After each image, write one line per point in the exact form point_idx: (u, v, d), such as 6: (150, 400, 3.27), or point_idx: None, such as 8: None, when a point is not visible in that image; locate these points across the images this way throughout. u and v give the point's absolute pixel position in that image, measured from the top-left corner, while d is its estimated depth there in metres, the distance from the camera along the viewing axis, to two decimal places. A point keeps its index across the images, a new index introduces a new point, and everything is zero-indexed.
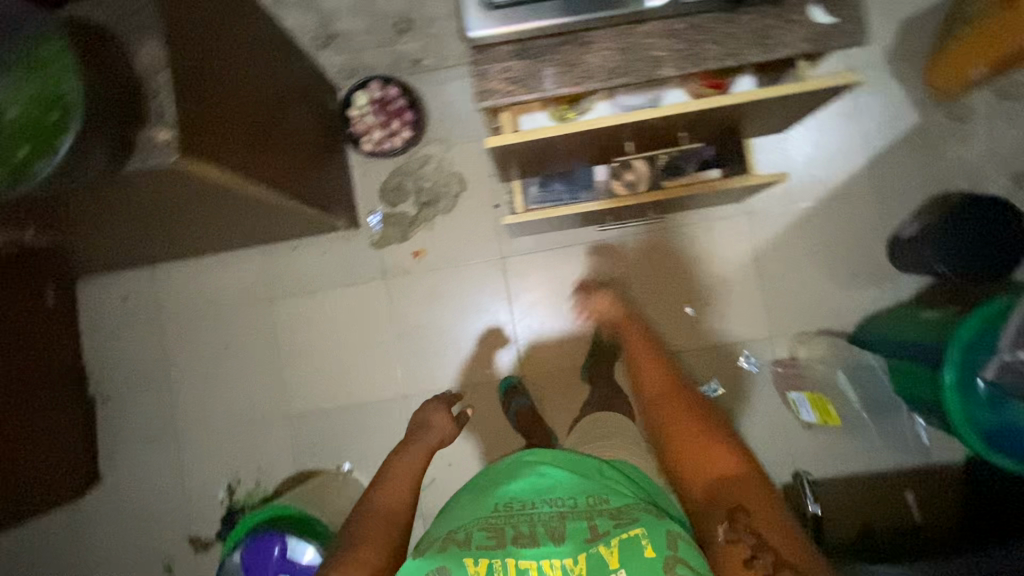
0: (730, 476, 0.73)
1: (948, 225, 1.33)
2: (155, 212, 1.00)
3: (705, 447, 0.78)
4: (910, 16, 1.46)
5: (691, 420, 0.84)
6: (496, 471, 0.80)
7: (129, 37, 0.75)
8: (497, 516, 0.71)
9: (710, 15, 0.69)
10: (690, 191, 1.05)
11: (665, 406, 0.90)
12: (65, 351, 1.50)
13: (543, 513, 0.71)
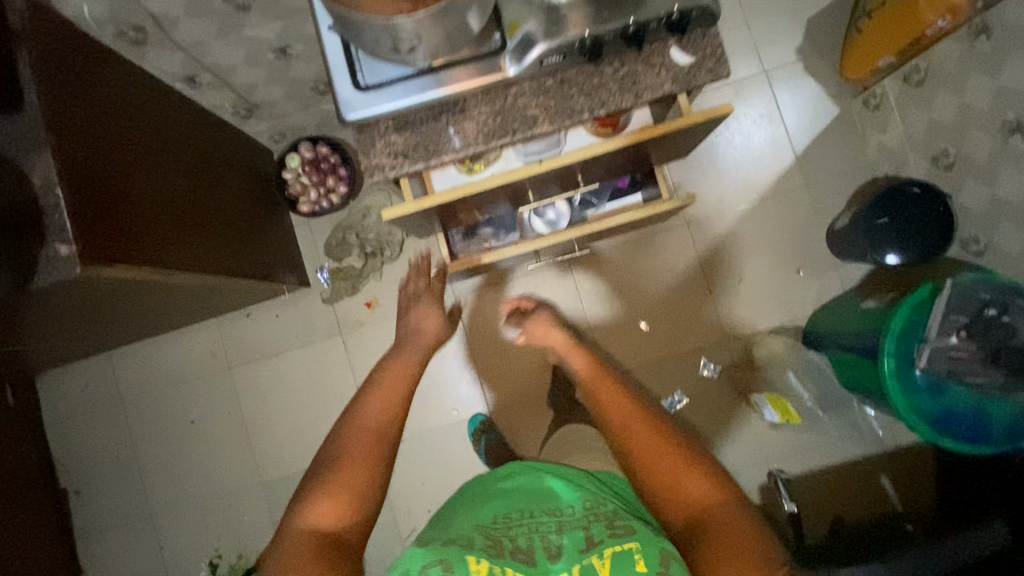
0: (705, 512, 0.67)
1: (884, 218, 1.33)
2: (87, 312, 1.01)
3: (683, 470, 0.71)
4: (816, 14, 1.50)
5: (656, 442, 0.74)
6: (497, 491, 0.82)
7: (22, 159, 0.76)
8: (495, 528, 0.72)
9: (575, 70, 0.71)
10: (608, 225, 1.08)
11: (625, 426, 0.77)
12: (31, 448, 1.49)
13: (536, 523, 0.73)
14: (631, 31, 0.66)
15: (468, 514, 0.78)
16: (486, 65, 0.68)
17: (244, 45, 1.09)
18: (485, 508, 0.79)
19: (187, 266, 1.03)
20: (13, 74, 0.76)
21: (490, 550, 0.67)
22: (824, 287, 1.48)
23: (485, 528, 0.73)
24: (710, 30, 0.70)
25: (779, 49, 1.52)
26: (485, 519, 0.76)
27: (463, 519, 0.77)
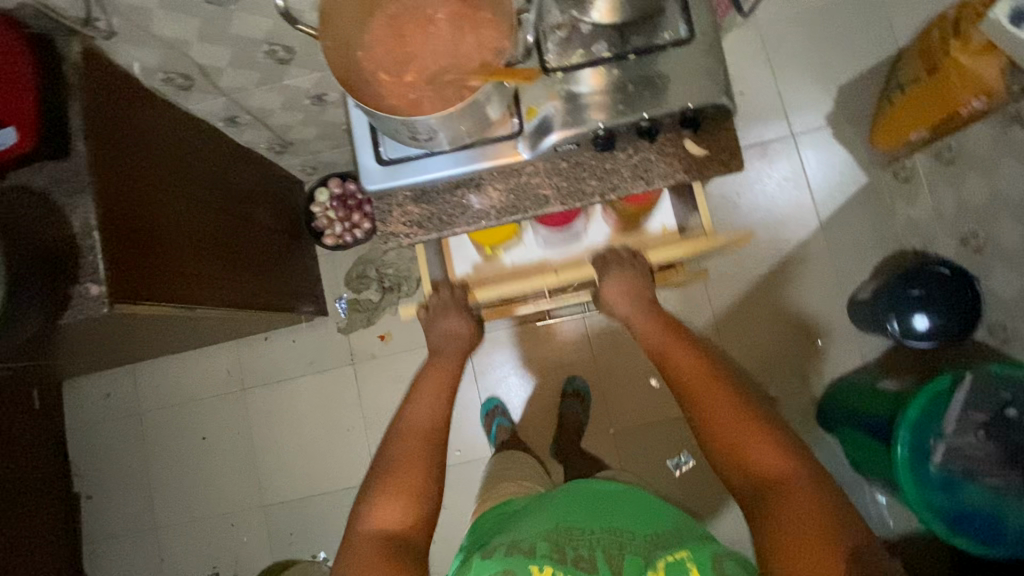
0: (776, 477, 0.63)
1: (911, 293, 1.29)
2: (110, 338, 1.05)
3: (752, 434, 0.67)
4: (848, 82, 1.49)
5: (724, 403, 0.70)
6: (553, 501, 0.81)
7: (63, 201, 0.81)
8: (556, 534, 0.71)
9: (588, 155, 0.73)
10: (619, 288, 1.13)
11: (693, 385, 0.73)
12: (50, 452, 1.55)
13: (599, 539, 0.71)
14: (643, 124, 0.69)
15: (526, 521, 0.77)
16: (502, 147, 0.70)
17: (284, 93, 1.15)
18: (549, 512, 0.78)
19: (209, 300, 1.08)
20: (64, 123, 0.81)
21: (554, 559, 0.66)
22: (841, 358, 1.45)
23: (546, 536, 0.71)
24: (725, 125, 0.72)
25: (807, 114, 1.51)
26: (550, 523, 0.75)
27: (524, 524, 0.76)
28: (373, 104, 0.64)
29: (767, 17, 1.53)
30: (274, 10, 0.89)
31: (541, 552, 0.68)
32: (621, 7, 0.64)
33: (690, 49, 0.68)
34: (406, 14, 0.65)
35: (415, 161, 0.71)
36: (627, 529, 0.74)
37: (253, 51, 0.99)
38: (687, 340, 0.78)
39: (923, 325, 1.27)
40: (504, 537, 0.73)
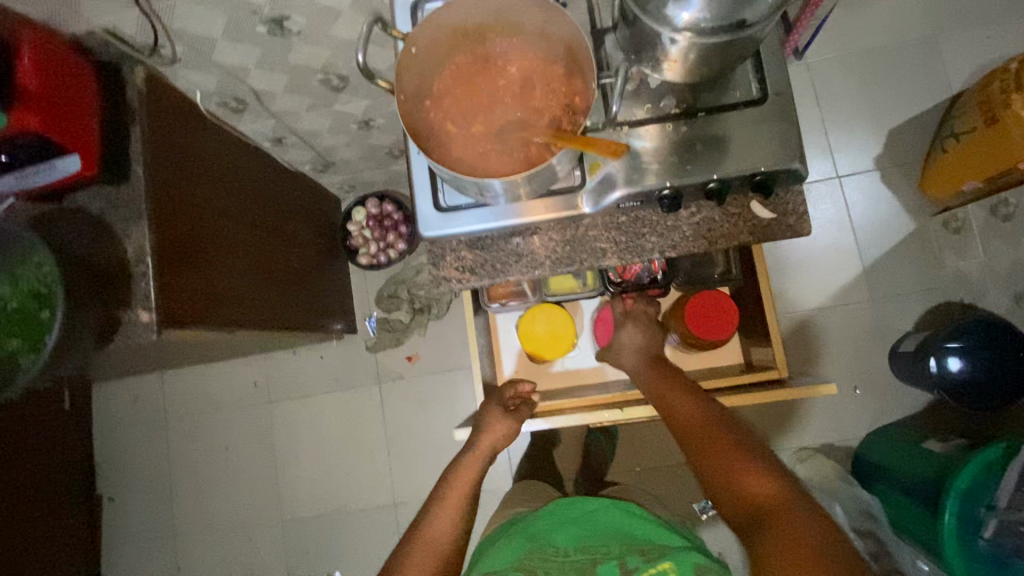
0: (758, 495, 0.65)
1: (970, 344, 1.23)
2: (149, 355, 1.06)
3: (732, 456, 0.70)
4: (899, 127, 1.46)
5: (724, 449, 0.71)
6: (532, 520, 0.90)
7: (119, 226, 0.81)
8: (530, 561, 0.79)
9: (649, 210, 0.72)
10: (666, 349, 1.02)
11: (694, 432, 0.75)
12: (76, 454, 1.57)
13: (570, 562, 0.79)
14: (712, 185, 0.66)
15: (501, 549, 0.84)
16: (563, 200, 0.69)
17: (333, 117, 1.15)
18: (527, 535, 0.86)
19: (248, 322, 1.08)
20: (123, 148, 0.82)
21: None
22: (879, 410, 1.41)
23: (516, 564, 0.79)
24: (794, 188, 0.70)
25: (855, 156, 1.48)
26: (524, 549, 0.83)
27: (503, 552, 0.83)
28: (438, 156, 0.63)
29: (818, 55, 1.50)
30: (335, 42, 0.89)
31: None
32: (692, 68, 0.62)
33: (763, 111, 0.66)
34: (478, 64, 0.64)
35: (469, 216, 0.70)
36: (597, 544, 0.82)
37: (308, 79, 0.99)
38: (692, 390, 0.80)
39: (957, 371, 1.22)
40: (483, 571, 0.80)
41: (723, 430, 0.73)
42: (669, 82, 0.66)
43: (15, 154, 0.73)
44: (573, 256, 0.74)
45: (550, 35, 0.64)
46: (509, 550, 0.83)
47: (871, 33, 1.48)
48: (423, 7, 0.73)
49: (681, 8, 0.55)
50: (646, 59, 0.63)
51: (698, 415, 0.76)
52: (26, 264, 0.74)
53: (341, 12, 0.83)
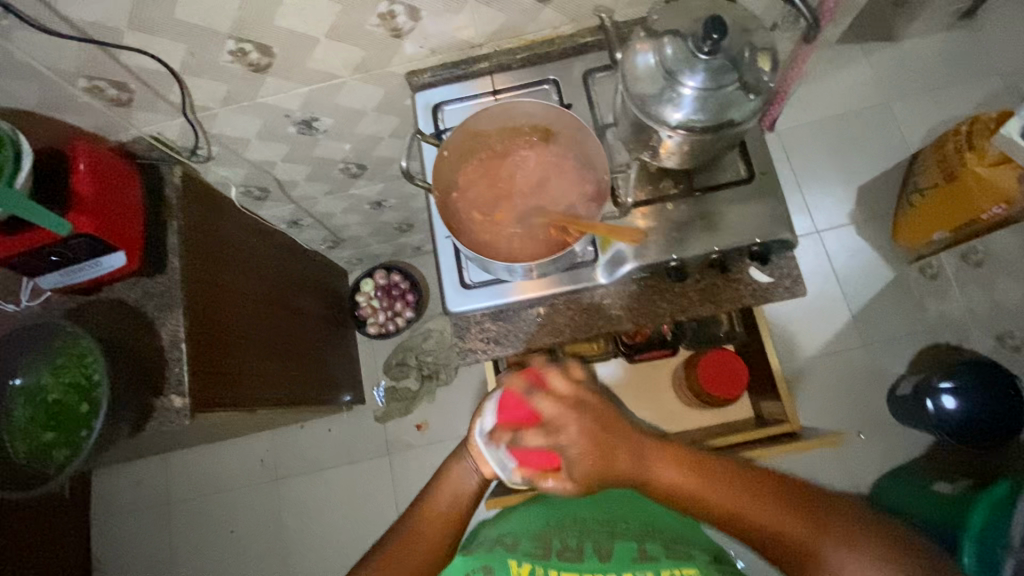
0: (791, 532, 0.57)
1: (969, 387, 1.27)
2: (171, 439, 1.07)
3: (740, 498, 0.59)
4: (868, 184, 1.59)
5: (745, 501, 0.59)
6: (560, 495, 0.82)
7: (156, 314, 0.85)
8: (549, 530, 0.72)
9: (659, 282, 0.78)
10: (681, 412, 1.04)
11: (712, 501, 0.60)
12: (72, 547, 1.51)
13: (589, 531, 0.72)
14: (714, 256, 0.74)
15: (516, 519, 0.78)
16: (580, 274, 0.75)
17: (348, 199, 1.23)
18: (552, 505, 0.79)
19: (267, 402, 1.11)
20: (163, 241, 0.87)
21: (537, 552, 0.67)
22: (885, 453, 1.44)
23: (534, 532, 0.72)
24: (786, 253, 0.77)
25: (831, 212, 1.59)
26: (546, 516, 0.76)
27: (520, 517, 0.77)
28: (467, 241, 0.69)
29: (787, 124, 1.65)
30: (357, 137, 0.98)
31: (527, 543, 0.69)
32: (688, 155, 0.70)
33: (752, 189, 0.75)
34: (500, 160, 0.72)
35: (493, 293, 0.76)
36: (623, 526, 0.73)
37: (329, 168, 1.07)
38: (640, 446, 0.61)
39: (957, 411, 1.26)
40: (496, 532, 0.75)
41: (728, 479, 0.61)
42: (669, 167, 0.74)
43: (63, 254, 0.77)
44: (591, 324, 0.79)
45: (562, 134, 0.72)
46: (528, 520, 0.76)
47: (831, 102, 1.64)
48: (443, 109, 0.83)
49: (674, 109, 0.64)
50: (645, 149, 0.72)
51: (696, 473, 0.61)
52: (66, 358, 0.78)
53: (365, 112, 0.92)
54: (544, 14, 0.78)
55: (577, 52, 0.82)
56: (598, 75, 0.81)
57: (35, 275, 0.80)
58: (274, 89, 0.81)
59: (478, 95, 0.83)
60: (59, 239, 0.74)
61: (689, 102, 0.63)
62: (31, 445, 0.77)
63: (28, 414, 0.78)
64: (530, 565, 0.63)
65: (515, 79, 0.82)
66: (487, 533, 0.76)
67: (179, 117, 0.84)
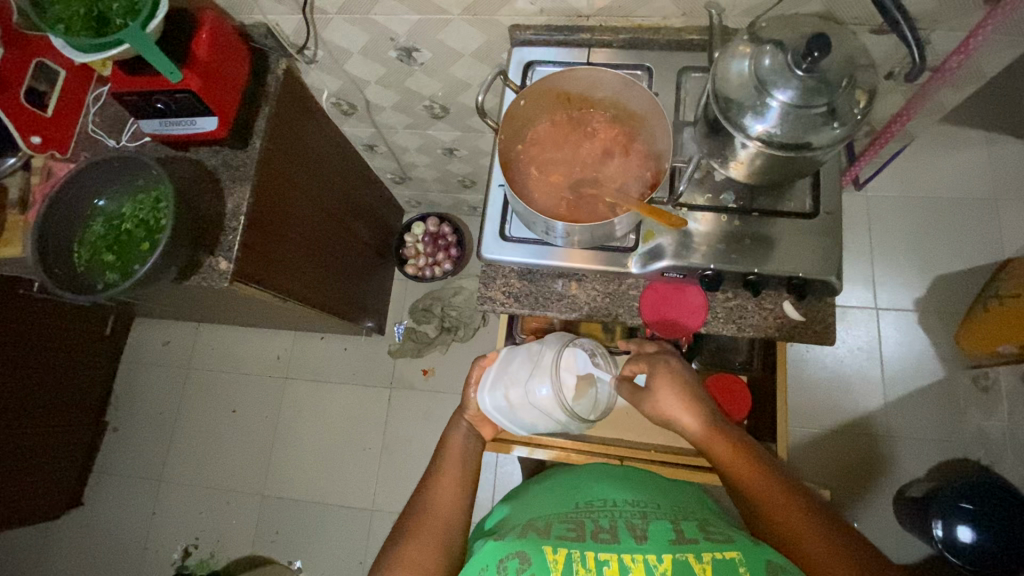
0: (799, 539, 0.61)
1: (983, 516, 1.20)
2: (208, 302, 1.17)
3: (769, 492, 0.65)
4: (945, 276, 1.50)
5: (788, 507, 0.63)
6: (581, 479, 0.83)
7: (227, 183, 0.93)
8: (577, 514, 0.73)
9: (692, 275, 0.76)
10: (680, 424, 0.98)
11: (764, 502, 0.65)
12: (97, 379, 1.66)
13: (619, 513, 0.72)
14: (751, 278, 0.73)
15: (546, 503, 0.79)
16: (614, 257, 0.76)
17: (424, 139, 1.28)
18: (583, 490, 0.80)
19: (301, 298, 1.19)
20: (251, 122, 0.95)
21: (571, 535, 0.67)
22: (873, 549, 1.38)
23: (565, 515, 0.73)
24: (826, 297, 0.76)
25: (896, 293, 1.51)
26: (577, 501, 0.77)
27: (548, 504, 0.79)
28: (519, 191, 0.71)
29: (879, 191, 1.57)
30: (449, 78, 1.02)
31: (558, 527, 0.69)
32: (757, 170, 0.69)
33: (812, 224, 0.74)
34: (570, 127, 0.74)
35: (527, 250, 0.78)
36: (656, 511, 0.72)
37: (416, 103, 1.13)
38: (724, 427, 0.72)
39: (973, 546, 1.19)
40: (521, 520, 0.75)
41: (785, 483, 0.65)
42: (733, 180, 0.74)
43: (168, 105, 0.85)
44: (611, 309, 0.80)
45: (636, 117, 0.74)
46: (554, 506, 0.78)
47: (933, 182, 1.55)
48: (535, 68, 0.85)
49: (756, 120, 0.63)
50: (713, 154, 0.71)
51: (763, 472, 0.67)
52: (144, 195, 0.88)
53: (462, 56, 0.95)
54: (657, 1, 0.78)
55: (679, 47, 0.82)
56: (692, 74, 0.81)
57: (139, 118, 0.88)
58: (388, 9, 0.86)
59: (572, 64, 0.85)
60: (167, 89, 0.81)
61: (772, 116, 0.62)
62: (93, 260, 0.86)
63: (100, 232, 0.87)
64: (566, 552, 0.63)
65: (610, 59, 0.84)
66: (516, 518, 0.79)
67: (299, 14, 0.90)
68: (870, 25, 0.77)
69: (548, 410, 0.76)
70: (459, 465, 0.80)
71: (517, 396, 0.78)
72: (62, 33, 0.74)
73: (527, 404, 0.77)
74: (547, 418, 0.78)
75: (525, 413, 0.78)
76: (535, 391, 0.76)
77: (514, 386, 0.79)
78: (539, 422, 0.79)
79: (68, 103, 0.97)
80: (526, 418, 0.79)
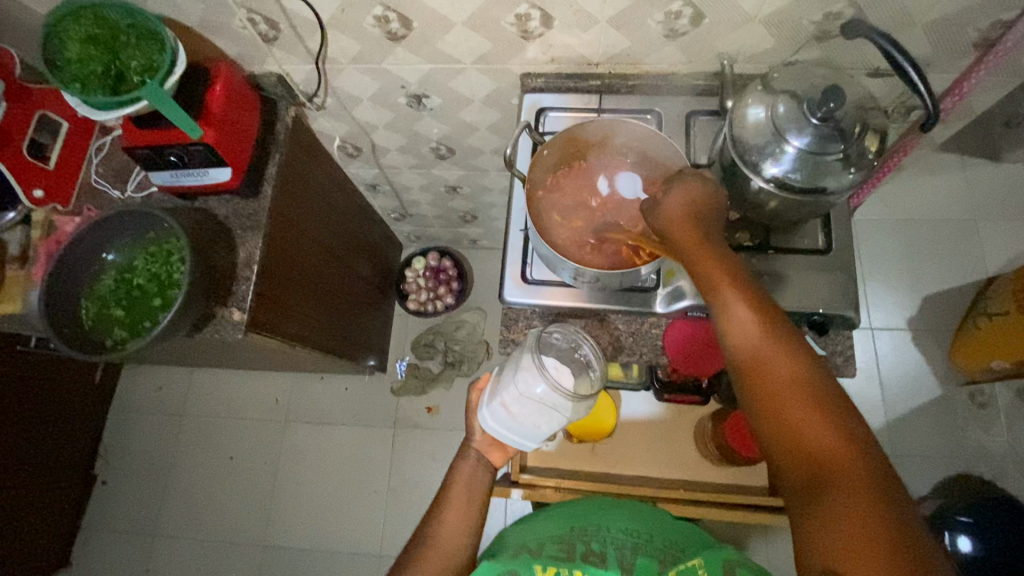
0: (815, 455, 0.51)
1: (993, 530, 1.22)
2: (211, 350, 1.15)
3: (798, 401, 0.53)
4: (934, 295, 1.55)
5: (793, 399, 0.53)
6: (577, 499, 0.87)
7: (240, 232, 0.92)
8: (570, 534, 0.78)
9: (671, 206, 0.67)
10: (700, 458, 0.99)
11: (812, 457, 0.51)
12: (86, 429, 1.60)
13: (611, 541, 0.77)
14: None
15: (542, 518, 0.83)
16: (639, 297, 0.77)
17: (428, 178, 1.29)
18: (576, 506, 0.84)
19: (307, 343, 1.17)
20: (262, 170, 0.94)
21: (561, 556, 0.73)
22: None
23: (557, 535, 0.78)
24: (842, 331, 0.78)
25: (889, 312, 1.56)
26: (570, 518, 0.81)
27: (540, 518, 0.83)
28: (544, 238, 0.72)
29: (866, 215, 1.63)
30: (457, 122, 1.04)
31: (551, 548, 0.75)
32: (774, 212, 0.72)
33: (825, 261, 0.76)
34: (590, 173, 0.76)
35: (550, 294, 0.79)
36: (645, 535, 0.78)
37: (422, 145, 1.14)
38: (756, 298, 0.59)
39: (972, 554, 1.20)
40: (516, 536, 0.80)
41: (861, 448, 0.50)
42: (749, 220, 0.76)
43: (180, 157, 0.84)
44: (634, 348, 0.81)
45: (655, 161, 0.76)
46: (550, 521, 0.81)
47: (917, 206, 1.61)
48: (547, 113, 0.87)
49: (773, 165, 0.66)
50: (731, 195, 0.73)
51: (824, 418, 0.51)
52: (158, 249, 0.87)
53: (472, 100, 0.97)
54: (666, 49, 0.82)
55: (686, 92, 0.85)
56: (701, 117, 0.84)
57: (149, 170, 0.87)
58: (401, 59, 0.88)
59: (583, 108, 0.87)
60: (181, 142, 0.81)
61: (789, 161, 0.65)
62: (103, 316, 0.84)
63: (111, 287, 0.85)
64: (555, 570, 0.70)
65: (621, 103, 0.86)
66: (510, 532, 0.83)
67: (311, 64, 0.91)
68: (868, 69, 0.81)
69: (544, 400, 0.67)
70: (465, 503, 0.76)
71: (513, 400, 0.70)
72: (78, 90, 0.74)
73: (522, 402, 0.69)
74: (550, 416, 0.69)
75: (524, 413, 0.70)
76: (522, 382, 0.68)
77: (506, 392, 0.71)
78: (542, 421, 0.70)
79: (73, 156, 0.95)
80: (526, 418, 0.70)
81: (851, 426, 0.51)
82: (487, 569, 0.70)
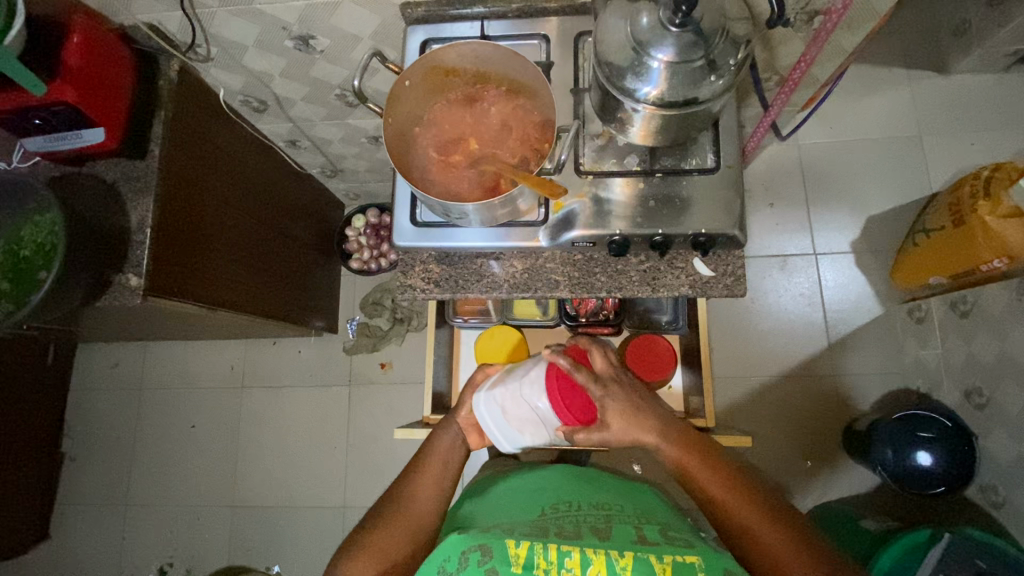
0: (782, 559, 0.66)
1: (944, 446, 1.25)
2: (136, 321, 1.13)
3: (761, 518, 0.70)
4: (878, 216, 1.54)
5: (759, 518, 0.70)
6: (549, 481, 0.91)
7: (128, 197, 0.89)
8: (545, 517, 0.80)
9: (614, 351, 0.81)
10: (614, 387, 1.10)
11: (764, 544, 0.68)
12: (47, 411, 1.61)
13: (585, 517, 0.80)
14: (657, 239, 0.74)
15: (513, 505, 0.84)
16: (526, 232, 0.76)
17: (346, 129, 1.25)
18: (551, 492, 0.87)
19: (231, 305, 1.15)
20: (146, 129, 0.91)
21: (533, 534, 0.74)
22: (827, 483, 1.44)
23: (531, 520, 0.79)
24: (733, 251, 0.78)
25: (833, 236, 1.55)
26: (545, 503, 0.84)
27: (511, 506, 0.84)
28: (417, 178, 0.70)
29: (811, 139, 1.60)
30: (353, 64, 0.99)
31: (523, 528, 0.75)
32: (656, 131, 0.69)
33: (713, 179, 0.74)
34: (462, 105, 0.73)
35: (443, 236, 0.77)
36: (618, 509, 0.83)
37: (326, 93, 1.09)
38: (717, 464, 0.76)
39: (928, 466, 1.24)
40: (488, 519, 0.80)
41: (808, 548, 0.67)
42: (634, 143, 0.74)
43: (47, 121, 0.81)
44: (529, 284, 0.80)
45: (527, 89, 0.73)
46: (522, 508, 0.83)
47: (860, 125, 1.58)
48: (431, 48, 0.82)
49: (642, 82, 0.63)
50: (609, 117, 0.71)
51: (770, 523, 0.69)
52: (41, 217, 0.83)
53: (361, 39, 0.92)
54: None
55: (573, 12, 0.81)
56: (588, 40, 0.80)
57: (23, 137, 0.84)
58: None
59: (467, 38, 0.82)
60: (41, 103, 0.77)
61: (657, 76, 0.62)
62: None
63: None
64: (529, 544, 0.70)
65: (506, 30, 0.82)
66: (477, 511, 0.84)
67: (178, 10, 0.86)
68: None
69: (541, 414, 0.77)
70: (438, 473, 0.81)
71: (513, 406, 0.79)
72: None
73: (521, 409, 0.79)
74: (539, 429, 0.79)
75: (516, 420, 0.80)
76: (526, 392, 0.78)
77: (509, 396, 0.80)
78: (529, 431, 0.80)
79: None
80: (516, 423, 0.79)
81: (795, 530, 0.69)
82: (457, 542, 0.71)
